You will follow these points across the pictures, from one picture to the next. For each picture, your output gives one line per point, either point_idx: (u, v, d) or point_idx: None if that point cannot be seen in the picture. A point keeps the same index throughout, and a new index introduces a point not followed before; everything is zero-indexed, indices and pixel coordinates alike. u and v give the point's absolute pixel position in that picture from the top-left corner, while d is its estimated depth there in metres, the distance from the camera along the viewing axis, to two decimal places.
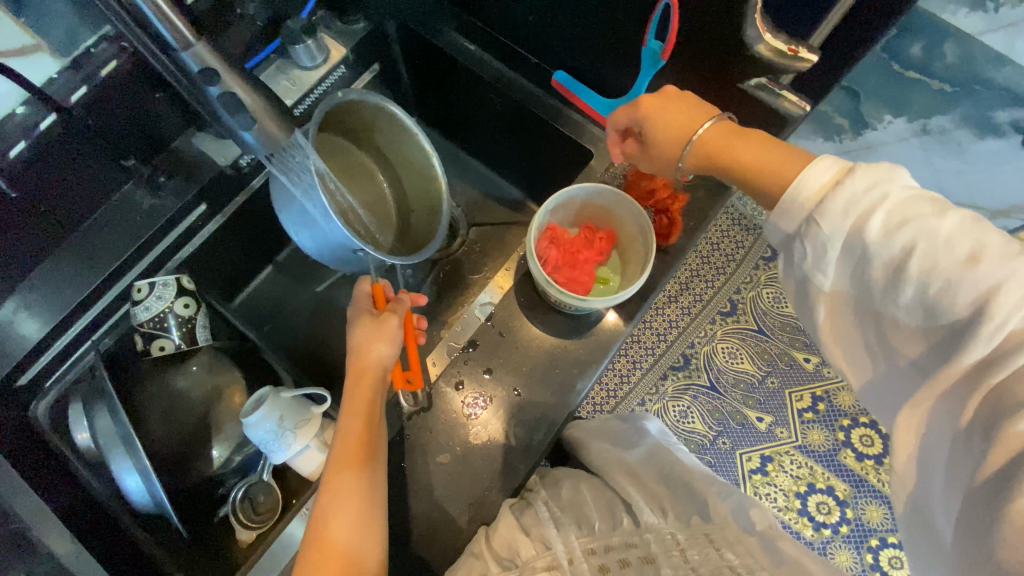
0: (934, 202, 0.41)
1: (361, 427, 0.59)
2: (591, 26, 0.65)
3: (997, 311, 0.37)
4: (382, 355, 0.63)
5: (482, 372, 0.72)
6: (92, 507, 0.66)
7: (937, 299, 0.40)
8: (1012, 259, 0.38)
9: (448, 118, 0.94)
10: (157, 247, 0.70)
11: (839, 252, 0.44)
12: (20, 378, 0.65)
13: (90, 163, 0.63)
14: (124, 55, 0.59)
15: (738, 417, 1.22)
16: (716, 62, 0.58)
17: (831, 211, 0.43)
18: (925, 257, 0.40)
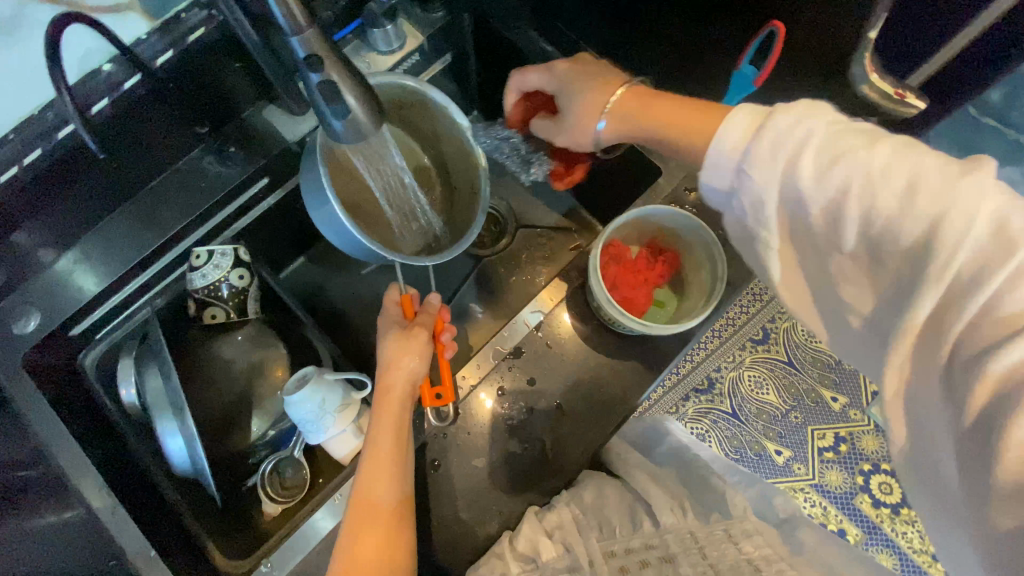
0: (855, 134, 0.42)
1: (387, 441, 0.58)
2: (688, 43, 0.63)
3: (964, 251, 0.37)
4: (406, 372, 0.62)
5: (525, 382, 0.70)
6: (128, 462, 0.67)
7: (902, 235, 0.39)
8: (957, 184, 0.38)
9: (509, 115, 0.93)
10: (217, 215, 0.70)
11: (783, 210, 0.44)
12: (71, 329, 0.66)
13: (165, 127, 0.63)
14: (211, 23, 0.59)
15: (756, 448, 1.20)
16: (811, 96, 0.57)
17: (767, 163, 0.43)
18: (883, 196, 0.40)
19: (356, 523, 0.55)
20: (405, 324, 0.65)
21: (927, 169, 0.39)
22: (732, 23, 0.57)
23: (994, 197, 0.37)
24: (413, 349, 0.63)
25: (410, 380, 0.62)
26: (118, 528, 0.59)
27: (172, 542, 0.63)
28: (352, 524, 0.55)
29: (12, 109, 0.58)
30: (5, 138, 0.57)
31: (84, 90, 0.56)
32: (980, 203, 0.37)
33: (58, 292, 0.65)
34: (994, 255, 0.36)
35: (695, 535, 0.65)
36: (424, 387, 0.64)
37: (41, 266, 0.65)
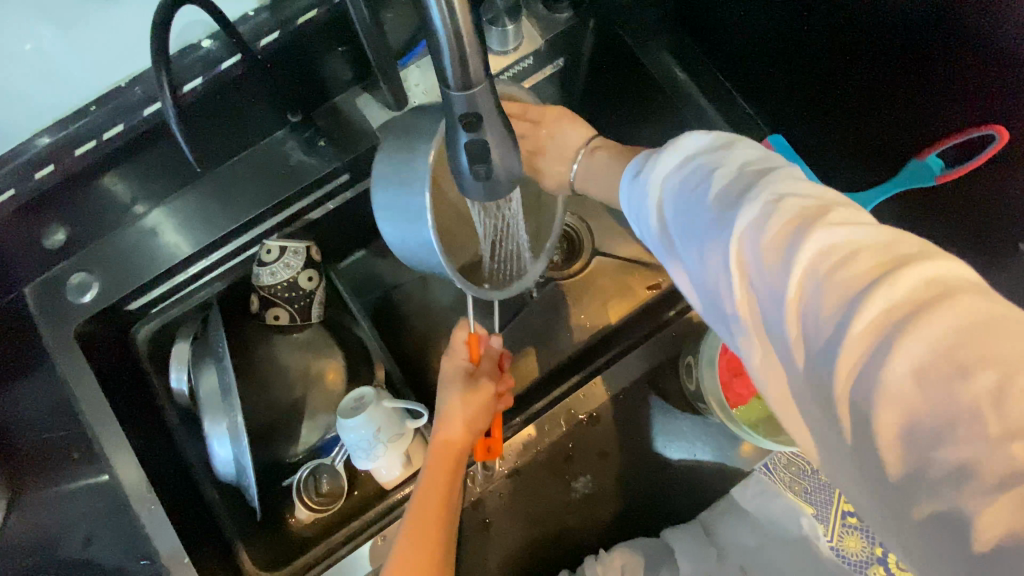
0: (670, 189, 0.42)
1: (438, 500, 0.55)
2: (867, 109, 0.55)
3: (784, 275, 0.31)
4: (464, 428, 0.57)
5: (595, 454, 0.66)
6: (169, 449, 0.65)
7: (706, 281, 0.37)
8: (725, 222, 0.36)
9: (606, 132, 0.84)
10: (295, 205, 0.63)
11: (640, 254, 0.44)
12: (130, 303, 0.62)
13: (256, 107, 0.58)
14: (325, 6, 0.53)
15: None
16: (987, 214, 0.51)
17: (629, 218, 0.45)
18: (682, 236, 0.38)
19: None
20: (468, 370, 0.60)
21: (718, 196, 0.38)
22: (933, 108, 0.49)
23: (760, 221, 0.33)
24: (479, 409, 0.58)
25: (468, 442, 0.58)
26: (153, 527, 0.57)
27: (206, 542, 0.61)
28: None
29: (103, 77, 0.55)
30: (86, 109, 0.53)
31: (181, 65, 0.51)
32: (771, 220, 0.33)
33: (126, 260, 0.60)
34: (816, 279, 0.30)
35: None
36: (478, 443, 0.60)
37: (133, 216, 0.61)
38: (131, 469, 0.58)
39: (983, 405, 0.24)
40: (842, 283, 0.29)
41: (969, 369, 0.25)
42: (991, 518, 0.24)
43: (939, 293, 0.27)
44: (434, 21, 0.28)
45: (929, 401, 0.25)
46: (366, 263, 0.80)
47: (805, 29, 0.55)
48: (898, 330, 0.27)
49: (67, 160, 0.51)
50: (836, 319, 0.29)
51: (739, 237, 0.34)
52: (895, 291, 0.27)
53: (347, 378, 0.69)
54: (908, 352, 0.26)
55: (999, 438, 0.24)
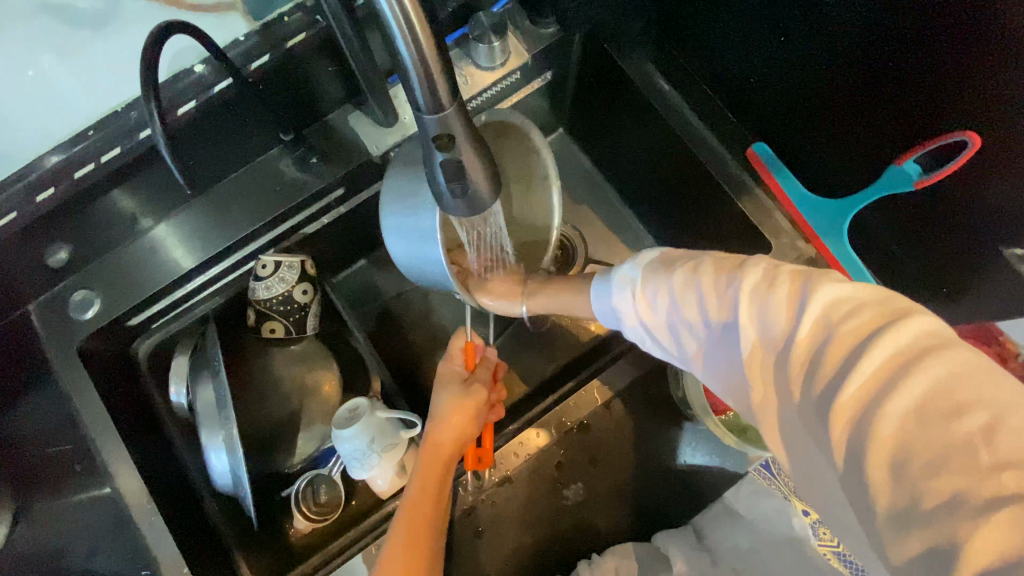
0: (668, 260, 0.49)
1: (428, 501, 0.55)
2: (846, 117, 0.56)
3: (796, 326, 0.37)
4: (455, 430, 0.58)
5: (586, 462, 0.67)
6: (169, 461, 0.66)
7: (719, 332, 0.42)
8: (730, 283, 0.42)
9: (596, 143, 0.85)
10: (289, 220, 0.65)
11: (634, 317, 0.50)
12: (130, 320, 0.63)
13: (250, 127, 0.59)
14: (314, 28, 0.55)
15: None
16: (965, 221, 0.52)
17: (619, 290, 0.51)
18: (686, 298, 0.45)
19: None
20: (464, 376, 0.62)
21: (718, 264, 0.45)
22: (909, 115, 0.50)
23: (759, 286, 0.40)
24: (471, 413, 0.59)
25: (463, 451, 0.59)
26: (153, 537, 0.58)
27: (205, 552, 0.62)
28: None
29: (101, 102, 0.57)
30: (85, 134, 0.55)
31: (174, 90, 0.53)
32: (771, 282, 0.40)
33: (126, 278, 0.62)
34: (823, 329, 0.36)
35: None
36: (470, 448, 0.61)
37: (135, 232, 0.63)
38: (132, 481, 0.59)
39: (978, 441, 0.30)
40: (848, 332, 0.35)
41: (962, 409, 0.30)
42: (986, 536, 0.28)
43: (928, 342, 0.33)
44: (399, 49, 0.30)
45: (926, 439, 0.31)
46: (361, 276, 0.81)
47: (783, 40, 0.57)
48: (897, 374, 0.33)
49: (66, 182, 0.53)
50: (838, 367, 0.35)
51: (747, 301, 0.40)
52: (892, 342, 0.34)
53: (343, 389, 0.70)
54: (906, 393, 0.32)
55: (988, 471, 0.29)
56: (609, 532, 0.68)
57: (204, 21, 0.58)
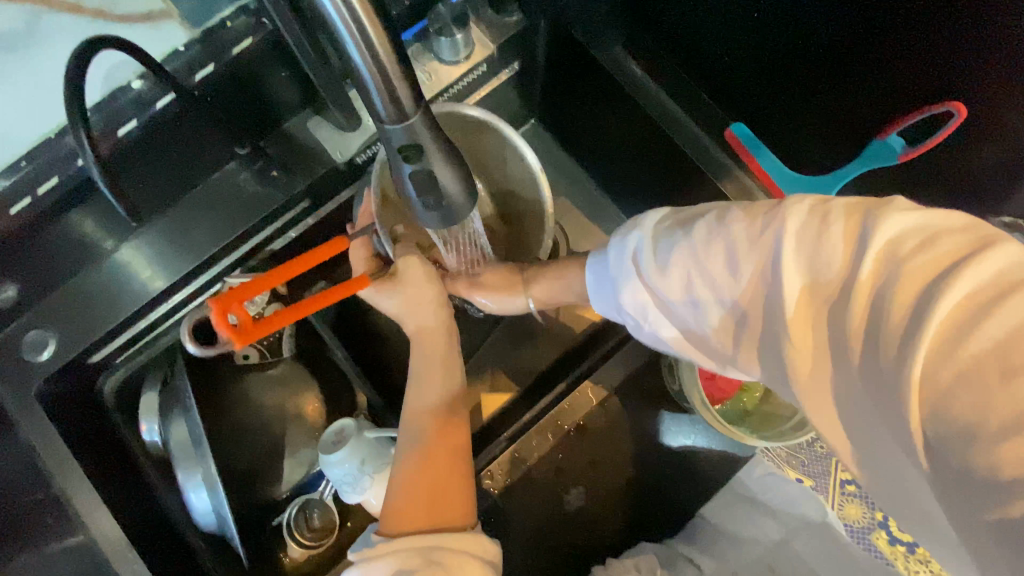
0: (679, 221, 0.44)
1: (438, 441, 0.55)
2: (821, 91, 0.55)
3: (842, 264, 0.34)
4: (433, 375, 0.58)
5: (587, 464, 0.64)
6: (149, 503, 0.62)
7: (742, 294, 0.39)
8: (766, 236, 0.38)
9: (570, 130, 0.82)
10: (255, 237, 0.61)
11: (638, 289, 0.45)
12: (92, 356, 0.59)
13: (202, 142, 0.55)
14: (261, 32, 0.51)
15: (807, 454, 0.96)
16: None
17: (629, 244, 0.47)
18: (710, 242, 0.40)
19: (397, 509, 0.51)
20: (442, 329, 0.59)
21: (757, 205, 0.41)
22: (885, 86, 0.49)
23: (803, 237, 0.36)
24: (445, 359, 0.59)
25: (442, 364, 0.59)
26: None
27: None
28: (395, 512, 0.51)
29: (32, 129, 0.53)
30: (17, 165, 0.51)
31: (112, 110, 0.49)
32: (826, 227, 0.36)
33: (81, 313, 0.57)
34: (885, 284, 0.33)
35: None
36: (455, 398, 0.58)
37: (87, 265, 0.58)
38: (110, 532, 0.55)
39: None
40: (916, 270, 0.32)
41: None
42: None
43: (1013, 277, 0.30)
44: (354, 59, 0.26)
45: (1007, 392, 0.28)
46: None
47: (755, 16, 0.55)
48: (974, 319, 0.30)
49: (0, 219, 0.49)
50: (908, 309, 0.32)
51: (786, 256, 0.36)
52: (971, 280, 0.30)
53: (327, 409, 0.67)
54: (981, 341, 0.29)
55: None
56: (614, 528, 0.67)
57: (136, 29, 0.53)
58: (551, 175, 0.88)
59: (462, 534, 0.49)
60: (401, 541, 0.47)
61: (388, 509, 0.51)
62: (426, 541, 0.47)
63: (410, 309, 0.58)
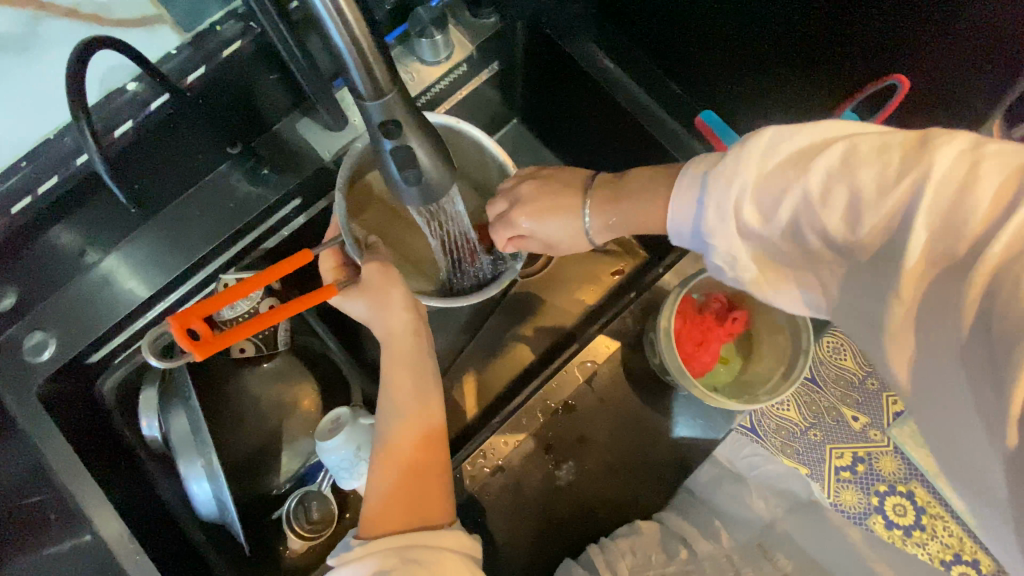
0: (767, 153, 0.41)
1: (414, 438, 0.56)
2: None
3: (984, 211, 0.32)
4: (405, 370, 0.60)
5: (575, 440, 0.66)
6: (150, 498, 0.64)
7: (882, 236, 0.36)
8: (907, 180, 0.35)
9: (551, 128, 0.85)
10: (249, 235, 0.63)
11: (714, 226, 0.44)
12: (91, 355, 0.61)
13: (195, 143, 0.58)
14: (250, 35, 0.54)
15: (824, 414, 1.01)
16: None
17: (721, 183, 0.43)
18: (844, 191, 0.37)
19: (374, 514, 0.53)
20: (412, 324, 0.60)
21: (883, 140, 0.37)
22: None
23: (1004, 179, 0.32)
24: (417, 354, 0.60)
25: (415, 352, 0.60)
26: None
27: None
28: (374, 518, 0.52)
29: (30, 133, 0.55)
30: (16, 167, 0.52)
31: (109, 110, 0.51)
32: (981, 176, 0.33)
33: (80, 312, 0.60)
34: None
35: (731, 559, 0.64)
36: (429, 394, 0.59)
37: (86, 266, 0.60)
38: (112, 524, 0.56)
39: None
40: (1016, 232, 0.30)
41: None
42: None
43: None
44: (336, 41, 0.29)
45: None
46: None
47: None
48: None
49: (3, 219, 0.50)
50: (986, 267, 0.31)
51: (929, 202, 0.34)
52: None
53: (322, 401, 0.69)
54: None
55: None
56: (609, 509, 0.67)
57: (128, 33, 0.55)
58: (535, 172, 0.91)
59: (440, 531, 0.51)
60: (376, 543, 0.50)
61: (366, 515, 0.53)
62: (402, 541, 0.49)
63: (378, 311, 0.60)
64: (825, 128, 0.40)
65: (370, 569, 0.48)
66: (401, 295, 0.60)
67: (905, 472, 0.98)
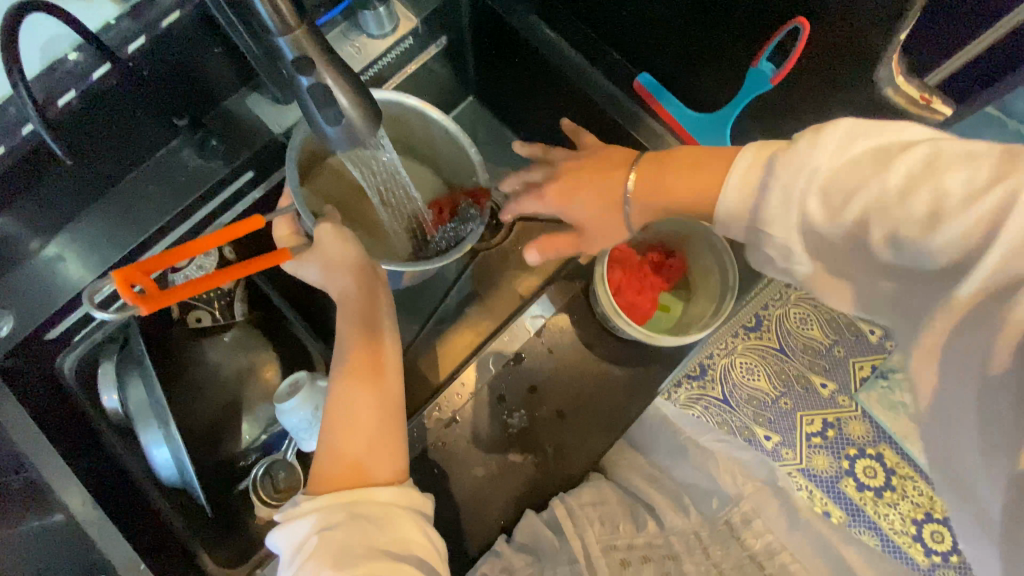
0: (853, 154, 0.43)
1: (363, 399, 0.57)
2: (706, 35, 0.61)
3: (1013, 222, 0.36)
4: (355, 328, 0.61)
5: (526, 390, 0.69)
6: (116, 472, 0.65)
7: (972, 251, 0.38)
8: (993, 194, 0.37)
9: (505, 103, 0.87)
10: (202, 209, 0.64)
11: (776, 213, 0.46)
12: (48, 332, 0.60)
13: (139, 116, 0.59)
14: (188, 6, 0.55)
15: (745, 434, 1.06)
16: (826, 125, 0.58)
17: (791, 172, 0.44)
18: (927, 194, 0.39)
19: (321, 473, 0.54)
20: (363, 286, 0.62)
21: (975, 151, 0.39)
22: (756, 19, 0.55)
23: None
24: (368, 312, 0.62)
25: (360, 308, 0.62)
26: (105, 541, 0.56)
27: (166, 551, 0.62)
28: (318, 476, 0.54)
29: None
30: None
31: (49, 81, 0.52)
32: None
33: (35, 290, 0.59)
34: None
35: (700, 535, 0.69)
36: (379, 357, 0.60)
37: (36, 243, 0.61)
38: (74, 494, 0.57)
39: None
40: None
41: None
42: None
43: None
44: None
45: None
46: None
47: None
48: None
49: None
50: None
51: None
52: None
53: (284, 371, 0.71)
54: None
55: None
56: (563, 463, 0.68)
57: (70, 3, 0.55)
58: (492, 149, 0.93)
59: (386, 486, 0.53)
60: (319, 499, 0.52)
61: (313, 474, 0.55)
62: (347, 496, 0.52)
63: (329, 273, 0.62)
64: (878, 129, 0.43)
65: (316, 522, 0.51)
66: (354, 253, 0.61)
67: (875, 434, 1.08)
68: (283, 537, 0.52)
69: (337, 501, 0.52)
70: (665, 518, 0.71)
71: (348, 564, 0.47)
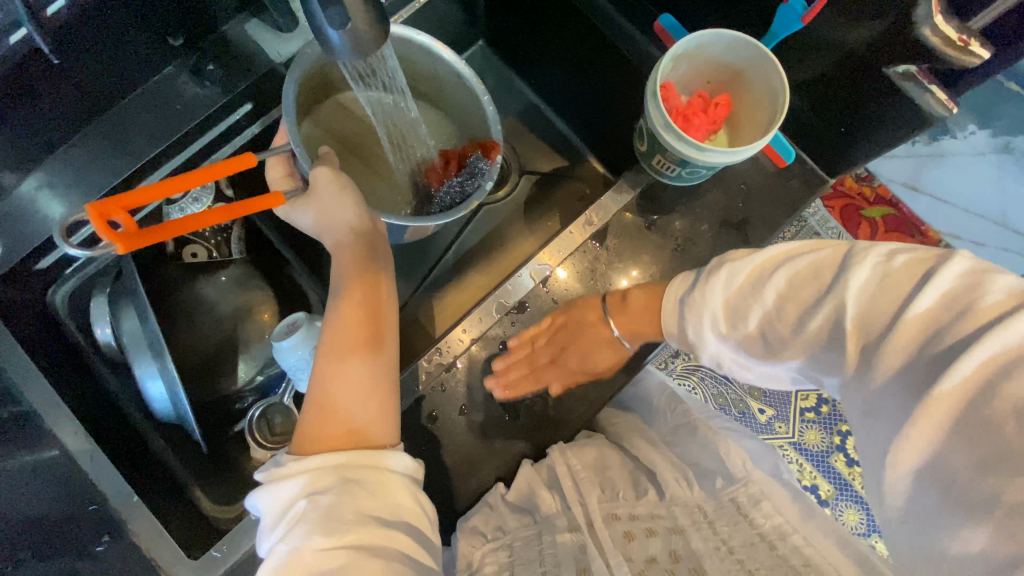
0: (742, 275, 0.52)
1: (355, 357, 0.55)
2: None
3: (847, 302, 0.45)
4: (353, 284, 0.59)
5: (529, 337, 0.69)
6: (109, 406, 0.64)
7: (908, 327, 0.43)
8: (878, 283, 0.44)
9: (516, 49, 0.84)
10: (196, 141, 0.63)
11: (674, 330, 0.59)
12: (40, 261, 0.59)
13: (134, 38, 0.55)
14: None
15: (738, 407, 1.05)
16: (855, 66, 0.56)
17: (697, 307, 0.55)
18: (804, 294, 0.48)
19: (310, 434, 0.52)
20: (361, 245, 0.61)
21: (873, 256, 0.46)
22: None
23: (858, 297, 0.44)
24: (362, 269, 0.60)
25: (358, 258, 0.60)
26: (96, 471, 0.56)
27: (158, 486, 0.61)
28: (306, 434, 0.52)
29: None
30: None
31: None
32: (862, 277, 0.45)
33: (28, 214, 0.57)
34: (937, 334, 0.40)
35: (705, 509, 0.65)
36: (375, 315, 0.58)
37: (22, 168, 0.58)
38: (65, 424, 0.56)
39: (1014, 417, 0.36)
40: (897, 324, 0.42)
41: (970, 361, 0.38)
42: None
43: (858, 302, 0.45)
44: None
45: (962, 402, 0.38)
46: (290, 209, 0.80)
47: None
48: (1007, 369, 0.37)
49: None
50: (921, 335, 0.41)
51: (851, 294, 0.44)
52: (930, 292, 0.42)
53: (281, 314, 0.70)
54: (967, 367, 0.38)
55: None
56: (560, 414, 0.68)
57: None
58: (500, 99, 0.90)
59: (380, 451, 0.52)
60: (308, 462, 0.49)
61: (300, 436, 0.52)
62: (338, 460, 0.49)
63: (323, 222, 0.60)
64: (745, 259, 0.53)
65: (304, 485, 0.48)
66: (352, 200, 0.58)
67: None
68: (264, 499, 0.50)
69: (328, 462, 0.49)
70: (666, 488, 0.69)
71: (338, 531, 0.45)
